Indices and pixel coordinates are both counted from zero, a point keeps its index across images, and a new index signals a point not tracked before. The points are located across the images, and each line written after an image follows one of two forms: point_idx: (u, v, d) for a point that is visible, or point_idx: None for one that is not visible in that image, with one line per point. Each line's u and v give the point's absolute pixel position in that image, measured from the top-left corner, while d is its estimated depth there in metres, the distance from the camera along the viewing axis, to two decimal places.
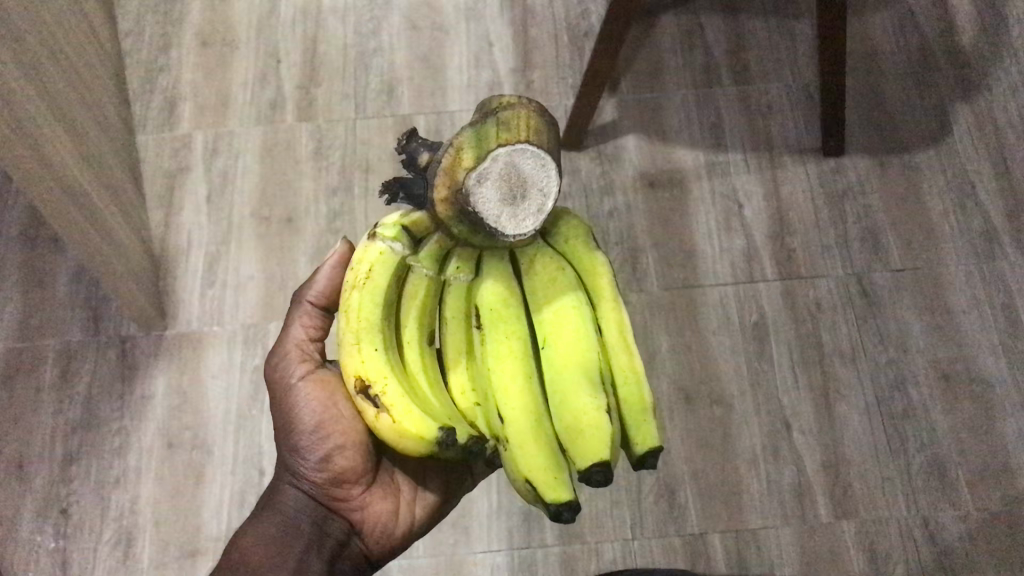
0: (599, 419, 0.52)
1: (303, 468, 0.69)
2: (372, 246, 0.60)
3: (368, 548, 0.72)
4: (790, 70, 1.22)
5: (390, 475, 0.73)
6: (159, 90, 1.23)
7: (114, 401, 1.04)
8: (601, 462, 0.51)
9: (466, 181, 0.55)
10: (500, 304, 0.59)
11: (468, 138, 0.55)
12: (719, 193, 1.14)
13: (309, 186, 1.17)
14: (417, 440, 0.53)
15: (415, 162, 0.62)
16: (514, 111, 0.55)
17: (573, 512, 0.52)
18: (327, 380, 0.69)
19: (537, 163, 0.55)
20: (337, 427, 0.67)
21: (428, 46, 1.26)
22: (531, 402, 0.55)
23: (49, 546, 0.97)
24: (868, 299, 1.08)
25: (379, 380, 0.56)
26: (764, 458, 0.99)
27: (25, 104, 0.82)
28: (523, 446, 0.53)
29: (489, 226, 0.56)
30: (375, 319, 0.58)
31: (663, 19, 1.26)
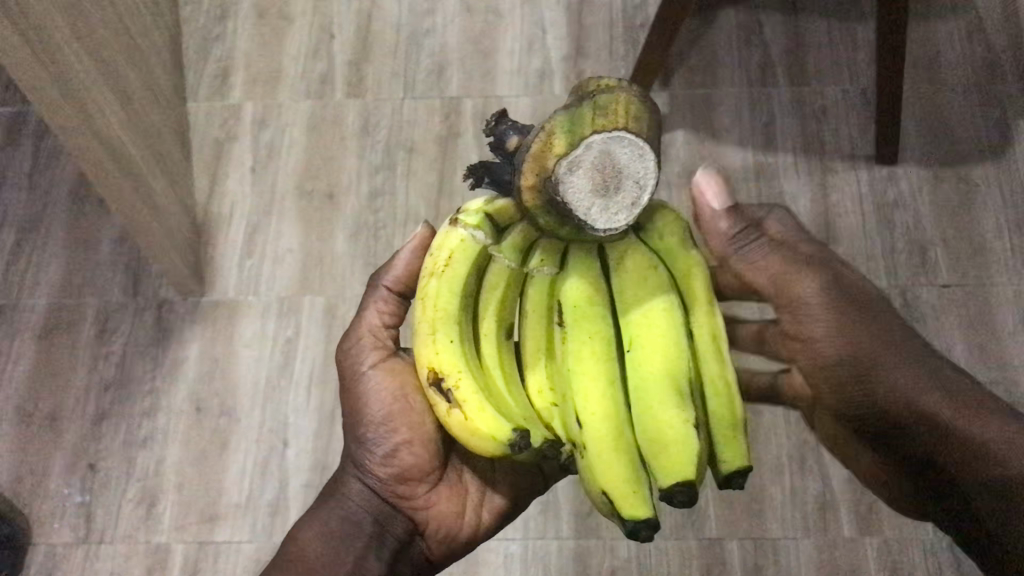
0: (686, 434, 0.52)
1: (368, 462, 0.69)
2: (453, 232, 0.60)
3: (431, 549, 0.73)
4: (849, 73, 1.19)
5: (457, 473, 0.73)
6: (213, 59, 1.25)
7: (148, 363, 1.06)
8: (686, 482, 0.50)
9: (557, 169, 0.53)
10: (585, 300, 0.58)
11: (561, 121, 0.54)
12: (765, 196, 1.12)
13: (352, 163, 1.17)
14: (488, 440, 0.54)
15: (502, 144, 0.59)
16: (613, 96, 0.54)
17: (650, 531, 0.51)
18: (398, 369, 0.71)
19: (634, 153, 0.53)
20: (404, 421, 0.68)
21: (482, 29, 1.26)
22: (612, 408, 0.55)
23: (75, 500, 0.99)
24: (911, 313, 1.05)
25: (452, 373, 0.56)
26: (791, 467, 0.97)
27: (76, 66, 0.83)
28: (601, 454, 0.53)
29: (579, 218, 0.54)
30: (451, 309, 0.59)
31: (722, 14, 1.24)
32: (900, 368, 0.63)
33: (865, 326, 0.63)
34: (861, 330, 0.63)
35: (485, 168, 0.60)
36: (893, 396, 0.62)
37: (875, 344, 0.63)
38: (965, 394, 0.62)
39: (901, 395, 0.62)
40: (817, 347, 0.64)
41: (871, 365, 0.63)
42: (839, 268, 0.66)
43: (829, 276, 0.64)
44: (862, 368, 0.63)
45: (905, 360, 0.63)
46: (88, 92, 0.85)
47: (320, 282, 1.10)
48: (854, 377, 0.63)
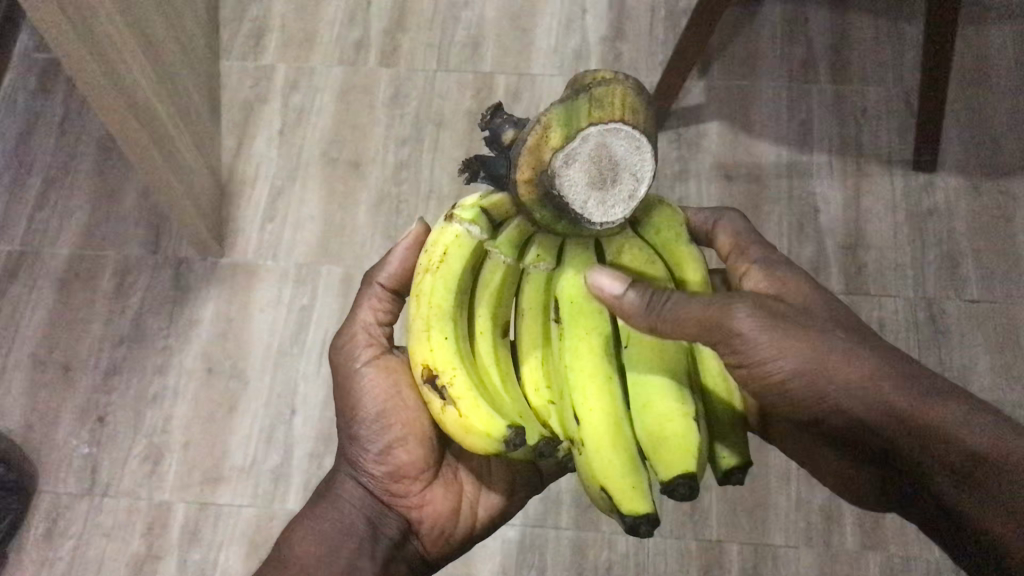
0: (686, 428, 0.51)
1: (362, 459, 0.69)
2: (448, 228, 0.60)
3: (426, 548, 0.72)
4: (893, 75, 1.16)
5: (453, 472, 0.72)
6: (250, 18, 1.24)
7: (163, 320, 1.06)
8: (688, 474, 0.49)
9: (552, 163, 0.52)
10: (582, 295, 0.58)
11: (558, 114, 0.52)
12: (797, 196, 1.10)
13: (380, 133, 1.16)
14: (483, 437, 0.52)
15: (496, 138, 0.58)
16: (610, 87, 0.52)
17: (650, 527, 0.49)
18: (392, 366, 0.70)
19: (631, 145, 0.52)
20: (398, 417, 0.68)
21: (521, 4, 1.24)
22: (610, 405, 0.53)
23: (82, 451, 1.00)
24: (936, 326, 1.02)
25: (446, 370, 0.55)
26: (798, 474, 0.96)
27: (106, 21, 0.82)
28: (600, 450, 0.51)
29: (576, 211, 0.53)
30: (446, 305, 0.58)
31: (767, 6, 1.21)
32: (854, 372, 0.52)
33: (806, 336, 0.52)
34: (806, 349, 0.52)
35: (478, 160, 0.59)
36: (854, 396, 0.52)
37: (828, 358, 0.52)
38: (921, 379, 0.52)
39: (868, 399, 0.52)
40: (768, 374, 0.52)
41: (821, 375, 0.52)
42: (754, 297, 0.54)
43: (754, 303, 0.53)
44: (815, 386, 0.52)
45: (853, 355, 0.52)
46: (115, 43, 0.85)
47: (339, 252, 1.09)
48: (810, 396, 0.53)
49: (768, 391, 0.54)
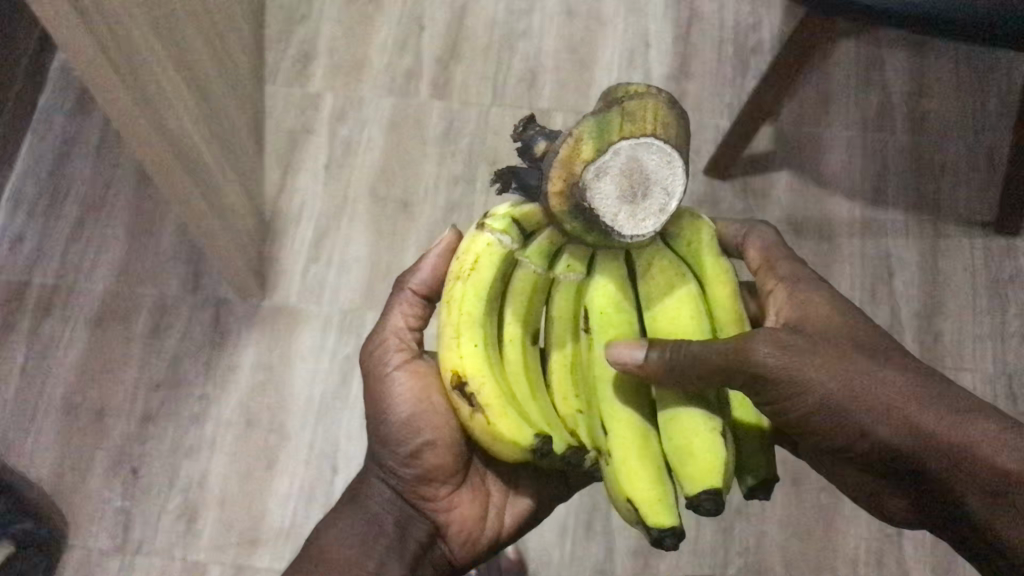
0: (713, 442, 0.51)
1: (390, 463, 0.67)
2: (480, 237, 0.60)
3: (453, 553, 0.71)
4: (975, 126, 1.09)
5: (481, 477, 0.71)
6: (296, 40, 1.18)
7: (200, 366, 1.02)
8: (714, 489, 0.49)
9: (583, 175, 0.52)
10: (610, 306, 0.59)
11: (588, 127, 0.52)
12: (870, 255, 1.04)
13: (431, 170, 1.10)
14: (511, 445, 0.54)
15: (529, 150, 0.60)
16: (642, 101, 0.52)
17: (676, 539, 0.50)
18: (423, 371, 0.67)
19: (662, 159, 0.52)
20: (429, 422, 0.65)
21: (581, 35, 1.18)
22: (636, 416, 0.55)
23: (114, 505, 0.96)
24: (1017, 406, 0.96)
25: (476, 377, 0.56)
26: (866, 565, 0.92)
27: (152, 68, 0.77)
28: (626, 461, 0.52)
29: (606, 224, 0.54)
30: (477, 312, 0.58)
31: (842, 47, 1.14)
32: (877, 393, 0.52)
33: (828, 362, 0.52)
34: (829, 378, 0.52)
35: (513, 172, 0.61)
36: (881, 418, 0.52)
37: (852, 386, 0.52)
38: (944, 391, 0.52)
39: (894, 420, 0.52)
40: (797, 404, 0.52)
41: (845, 402, 0.52)
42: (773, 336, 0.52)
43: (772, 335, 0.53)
44: (842, 412, 0.52)
45: (879, 375, 0.52)
46: (162, 91, 0.80)
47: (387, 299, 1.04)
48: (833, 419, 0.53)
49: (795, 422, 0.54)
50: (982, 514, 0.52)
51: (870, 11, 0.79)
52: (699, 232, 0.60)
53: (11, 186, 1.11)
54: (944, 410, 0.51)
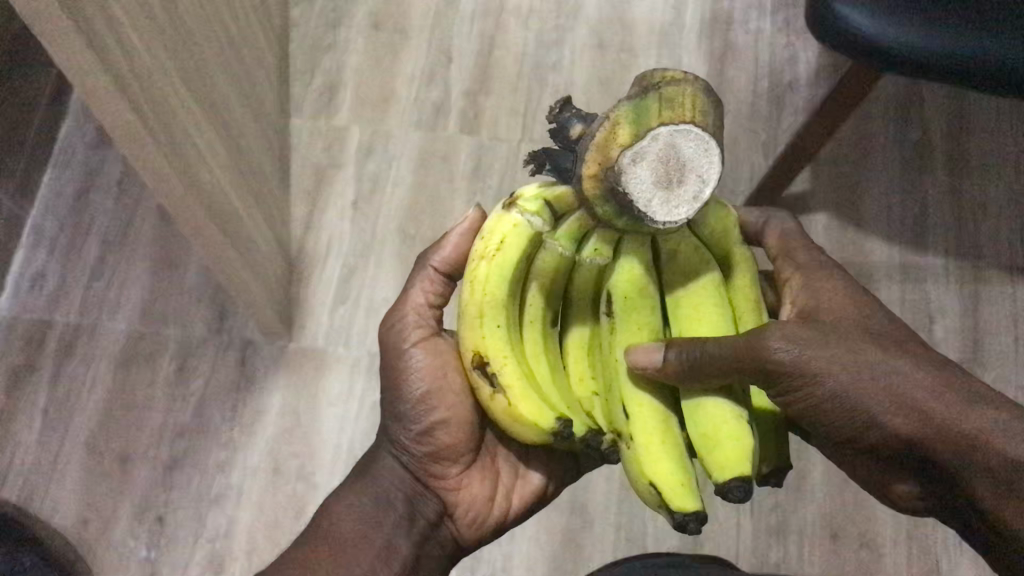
0: (741, 431, 0.52)
1: (404, 437, 0.69)
2: (508, 216, 0.57)
3: (459, 532, 0.72)
4: (1016, 168, 1.07)
5: (491, 457, 0.72)
6: (321, 71, 1.16)
7: (226, 411, 1.00)
8: (743, 477, 0.49)
9: (619, 159, 0.47)
10: (636, 290, 0.57)
11: (626, 111, 0.48)
12: (910, 302, 1.02)
13: (460, 208, 1.08)
14: (532, 426, 0.55)
15: (564, 133, 0.54)
16: (680, 86, 0.48)
17: (698, 523, 0.50)
18: (442, 349, 0.68)
19: (701, 147, 0.48)
20: (445, 400, 0.66)
21: (613, 68, 1.15)
22: (656, 402, 0.56)
23: (140, 555, 0.94)
24: None
25: (497, 358, 0.57)
26: None
27: (188, 123, 0.75)
28: (648, 447, 0.53)
29: (639, 211, 0.49)
30: (501, 294, 0.57)
31: (881, 83, 1.12)
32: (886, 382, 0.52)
33: (840, 354, 0.53)
34: (839, 369, 0.52)
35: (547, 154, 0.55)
36: (889, 408, 0.51)
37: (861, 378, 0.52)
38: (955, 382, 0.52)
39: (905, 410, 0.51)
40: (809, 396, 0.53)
41: (853, 395, 0.52)
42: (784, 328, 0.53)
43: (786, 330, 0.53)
44: (852, 404, 0.52)
45: (887, 365, 0.52)
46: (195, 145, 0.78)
47: None
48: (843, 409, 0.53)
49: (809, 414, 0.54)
50: (990, 505, 0.50)
51: (915, 58, 0.79)
52: (728, 216, 0.59)
53: (32, 221, 1.08)
54: (953, 399, 0.51)
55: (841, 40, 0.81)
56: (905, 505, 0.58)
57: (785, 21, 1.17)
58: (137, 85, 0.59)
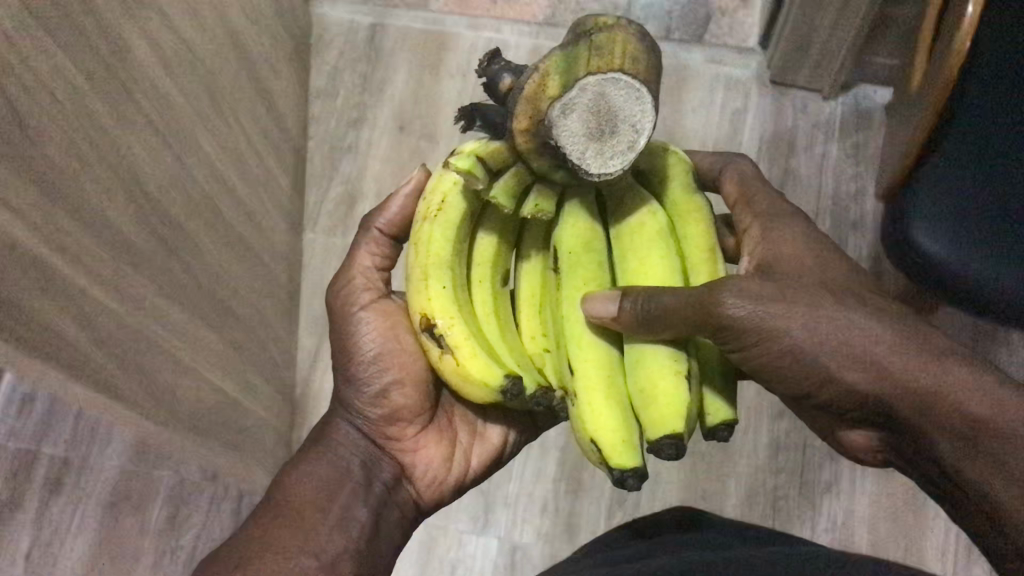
0: (677, 390, 0.64)
1: (359, 402, 0.85)
2: (446, 177, 0.74)
3: (419, 492, 0.89)
4: None
5: (447, 420, 0.90)
6: (340, 180, 1.30)
7: None
8: (674, 435, 0.62)
9: (552, 110, 0.61)
10: (580, 244, 0.73)
11: (557, 63, 0.62)
12: None
13: None
14: (482, 385, 0.68)
15: (496, 87, 0.70)
16: (610, 36, 0.62)
17: (636, 478, 0.63)
18: (388, 310, 0.86)
19: (631, 93, 0.61)
20: (393, 360, 0.83)
21: None
22: (606, 359, 0.69)
23: None
24: None
25: (447, 321, 0.70)
26: None
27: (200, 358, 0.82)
28: (591, 405, 0.66)
29: (575, 160, 0.62)
30: (444, 254, 0.72)
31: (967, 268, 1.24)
32: (852, 338, 0.60)
33: (798, 312, 0.62)
34: (802, 328, 0.61)
35: (479, 113, 0.74)
36: (845, 363, 0.61)
37: (820, 332, 0.61)
38: (935, 341, 0.60)
39: (864, 360, 0.60)
40: (767, 347, 0.62)
41: (812, 348, 0.61)
42: (739, 283, 0.63)
43: (742, 290, 0.62)
44: (809, 358, 0.62)
45: (848, 319, 0.61)
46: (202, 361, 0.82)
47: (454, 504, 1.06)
48: (806, 369, 0.62)
49: (760, 367, 0.64)
50: (954, 465, 0.59)
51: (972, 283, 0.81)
52: (673, 168, 0.75)
53: None
54: (921, 360, 0.59)
55: (904, 247, 0.85)
56: (874, 461, 0.70)
57: (851, 151, 1.25)
58: (89, 274, 0.66)
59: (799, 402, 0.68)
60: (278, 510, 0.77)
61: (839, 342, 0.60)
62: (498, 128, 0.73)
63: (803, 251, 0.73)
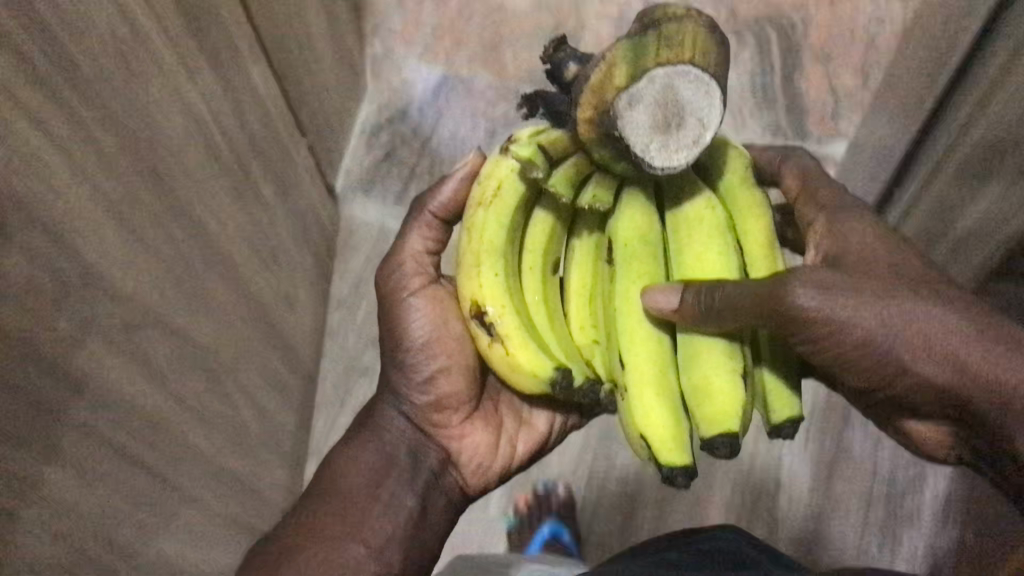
0: (732, 388, 0.90)
1: (414, 392, 1.20)
2: (504, 163, 1.03)
3: (463, 475, 1.25)
4: None
5: (493, 406, 1.27)
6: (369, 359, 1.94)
7: None
8: (728, 437, 0.87)
9: (623, 101, 0.85)
10: (637, 239, 1.02)
11: (625, 52, 0.84)
12: None
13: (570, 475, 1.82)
14: (535, 374, 0.96)
15: (561, 68, 0.96)
16: (681, 29, 0.83)
17: (687, 477, 0.87)
18: (439, 298, 1.19)
19: (700, 87, 0.85)
20: (443, 348, 1.17)
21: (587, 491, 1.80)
22: (659, 360, 0.96)
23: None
24: None
25: (500, 316, 0.99)
26: None
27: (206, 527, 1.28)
28: (644, 401, 0.92)
29: (643, 147, 0.87)
30: (497, 244, 1.02)
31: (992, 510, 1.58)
32: (918, 324, 0.87)
33: (867, 309, 0.88)
34: (872, 323, 0.87)
35: (542, 99, 1.01)
36: (916, 355, 0.87)
37: (888, 319, 0.87)
38: (999, 341, 0.85)
39: (940, 353, 0.86)
40: (837, 339, 0.88)
41: (890, 344, 0.88)
42: (810, 273, 0.90)
43: (808, 284, 0.88)
44: (887, 351, 0.88)
45: (923, 322, 0.87)
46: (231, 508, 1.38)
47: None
48: (878, 356, 0.89)
49: (824, 356, 0.91)
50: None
51: None
52: (732, 167, 1.04)
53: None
54: (987, 354, 0.85)
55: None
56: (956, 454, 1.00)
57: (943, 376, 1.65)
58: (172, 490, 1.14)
59: (871, 393, 0.97)
60: (332, 491, 1.12)
61: (906, 333, 0.87)
62: (558, 108, 1.00)
63: (868, 246, 0.97)
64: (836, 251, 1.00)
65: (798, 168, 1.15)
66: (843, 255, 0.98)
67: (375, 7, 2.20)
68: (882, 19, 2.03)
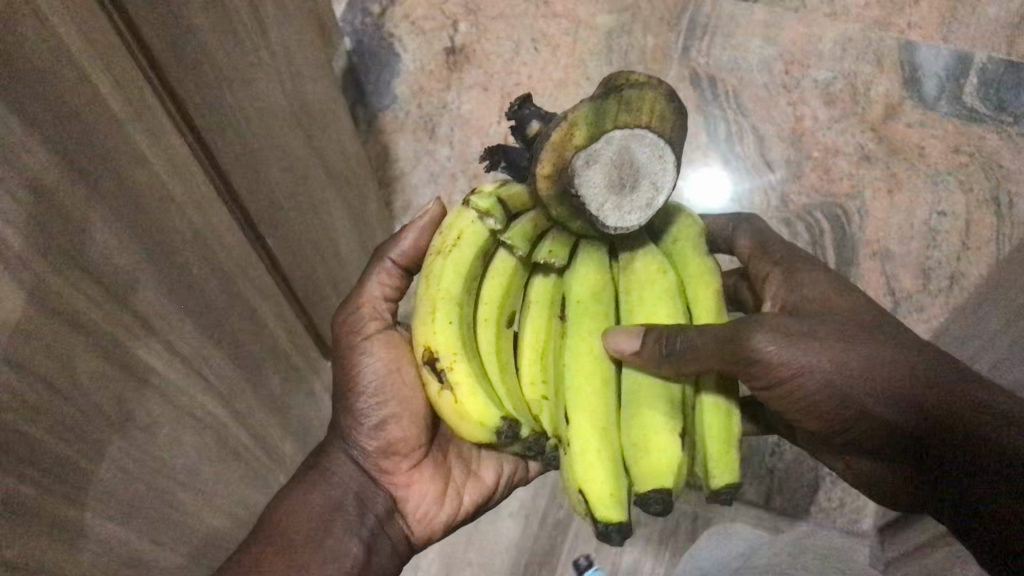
0: (668, 446, 0.98)
1: (366, 438, 1.26)
2: (466, 216, 1.11)
3: (409, 522, 1.32)
4: None
5: (442, 454, 1.34)
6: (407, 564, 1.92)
7: None
8: (661, 498, 0.95)
9: (579, 158, 0.96)
10: (589, 297, 1.10)
11: (584, 116, 0.94)
12: None
13: None
14: (480, 425, 1.03)
15: (526, 125, 1.07)
16: (641, 96, 0.94)
17: (618, 534, 0.95)
18: (395, 348, 1.26)
19: (653, 152, 0.97)
20: (393, 394, 1.24)
21: None
22: (602, 410, 1.03)
23: None
24: None
25: (451, 366, 1.06)
26: None
27: None
28: (586, 458, 0.98)
29: (595, 205, 0.99)
30: (455, 295, 1.09)
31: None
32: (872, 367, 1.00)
33: (825, 357, 1.01)
34: (829, 369, 1.00)
35: (504, 154, 1.12)
36: (874, 398, 1.01)
37: (849, 366, 1.01)
38: (947, 386, 0.99)
39: (898, 397, 1.00)
40: (800, 380, 1.01)
41: (849, 388, 1.01)
42: (770, 323, 1.02)
43: (768, 331, 1.01)
44: (849, 396, 1.01)
45: (881, 370, 1.01)
46: None
47: None
48: (840, 398, 1.02)
49: (783, 395, 1.04)
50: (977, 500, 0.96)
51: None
52: (682, 236, 1.14)
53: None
54: (938, 397, 0.99)
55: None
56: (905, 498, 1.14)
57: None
58: None
59: (830, 437, 1.11)
60: (274, 537, 1.18)
61: (864, 377, 1.00)
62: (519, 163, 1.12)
63: (812, 297, 1.12)
64: (796, 301, 1.14)
65: (747, 235, 1.27)
66: (800, 304, 1.13)
67: (408, 185, 2.23)
68: (946, 214, 2.04)
